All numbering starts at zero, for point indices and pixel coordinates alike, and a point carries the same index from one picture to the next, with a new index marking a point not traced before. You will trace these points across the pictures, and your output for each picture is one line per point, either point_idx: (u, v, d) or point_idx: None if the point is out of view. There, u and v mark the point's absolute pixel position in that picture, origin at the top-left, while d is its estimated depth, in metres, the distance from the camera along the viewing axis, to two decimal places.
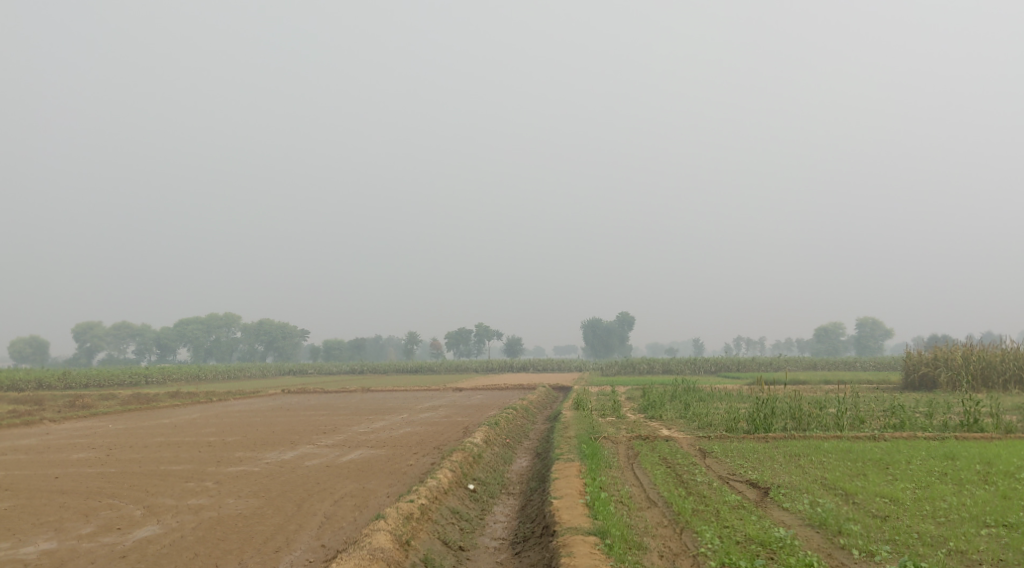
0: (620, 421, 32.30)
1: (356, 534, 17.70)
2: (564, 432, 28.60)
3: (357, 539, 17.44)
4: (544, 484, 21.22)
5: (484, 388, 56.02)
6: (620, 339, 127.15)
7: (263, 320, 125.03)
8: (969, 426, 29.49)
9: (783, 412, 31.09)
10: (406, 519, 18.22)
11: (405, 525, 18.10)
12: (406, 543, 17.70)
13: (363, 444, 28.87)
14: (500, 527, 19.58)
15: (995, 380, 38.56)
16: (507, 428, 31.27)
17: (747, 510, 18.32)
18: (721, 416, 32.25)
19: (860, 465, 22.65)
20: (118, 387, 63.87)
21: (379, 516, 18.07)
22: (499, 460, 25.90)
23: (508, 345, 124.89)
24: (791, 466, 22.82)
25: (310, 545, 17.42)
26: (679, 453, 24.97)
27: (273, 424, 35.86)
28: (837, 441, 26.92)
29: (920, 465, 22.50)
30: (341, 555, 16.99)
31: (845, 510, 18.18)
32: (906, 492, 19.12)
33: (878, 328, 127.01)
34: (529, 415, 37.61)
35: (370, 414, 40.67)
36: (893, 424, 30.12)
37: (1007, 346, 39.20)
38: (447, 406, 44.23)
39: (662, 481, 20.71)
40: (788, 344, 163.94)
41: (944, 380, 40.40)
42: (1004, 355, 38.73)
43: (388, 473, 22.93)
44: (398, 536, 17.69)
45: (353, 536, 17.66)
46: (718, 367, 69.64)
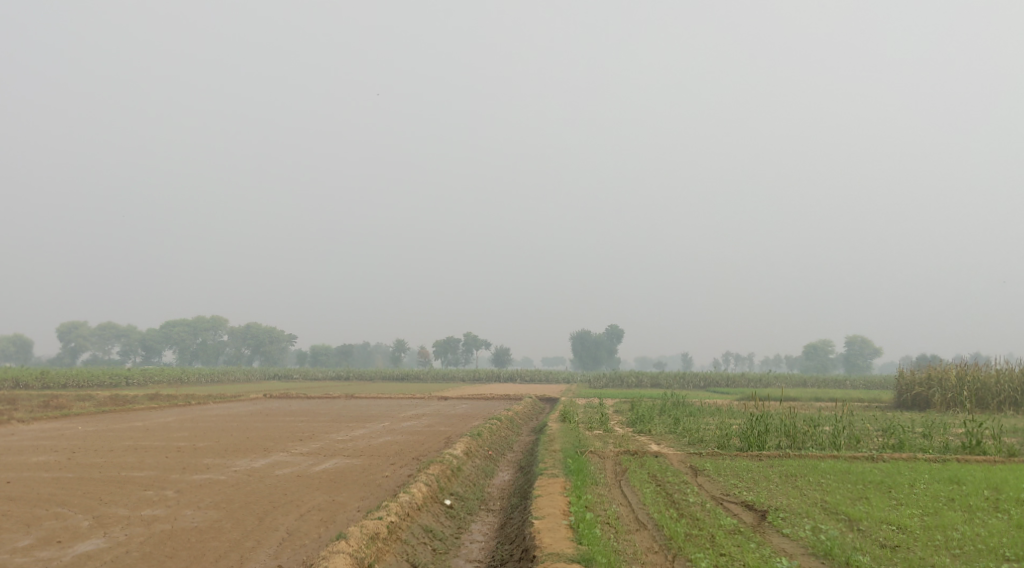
0: (607, 435, 31.03)
1: (316, 554, 16.32)
2: (549, 445, 27.27)
3: (316, 562, 16.03)
4: (525, 501, 19.84)
5: (470, 398, 54.57)
6: (609, 352, 126.01)
7: (250, 324, 123.33)
8: (970, 448, 28.14)
9: (777, 429, 29.75)
10: (371, 540, 16.81)
11: (369, 547, 16.68)
12: None
13: (339, 453, 27.48)
14: (476, 548, 18.20)
15: (990, 402, 37.39)
16: (490, 439, 29.96)
17: (744, 536, 16.99)
18: (713, 432, 30.92)
19: (862, 488, 21.31)
20: (97, 388, 62.15)
21: (342, 535, 16.67)
22: (480, 474, 24.56)
23: (497, 354, 123.55)
24: (788, 487, 21.50)
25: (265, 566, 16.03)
26: (670, 470, 23.65)
27: (249, 430, 34.47)
28: (833, 460, 25.61)
29: (924, 489, 21.22)
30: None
31: (851, 538, 16.88)
32: (914, 519, 17.81)
33: (866, 347, 126.07)
34: (514, 427, 36.28)
35: (351, 422, 39.26)
36: (891, 444, 28.77)
37: (1004, 367, 37.99)
38: (431, 415, 42.80)
39: (652, 501, 19.38)
40: (776, 360, 162.97)
41: (938, 401, 39.06)
42: (999, 376, 37.54)
43: (360, 485, 21.57)
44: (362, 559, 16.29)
45: (313, 556, 16.27)
46: (706, 382, 68.57)
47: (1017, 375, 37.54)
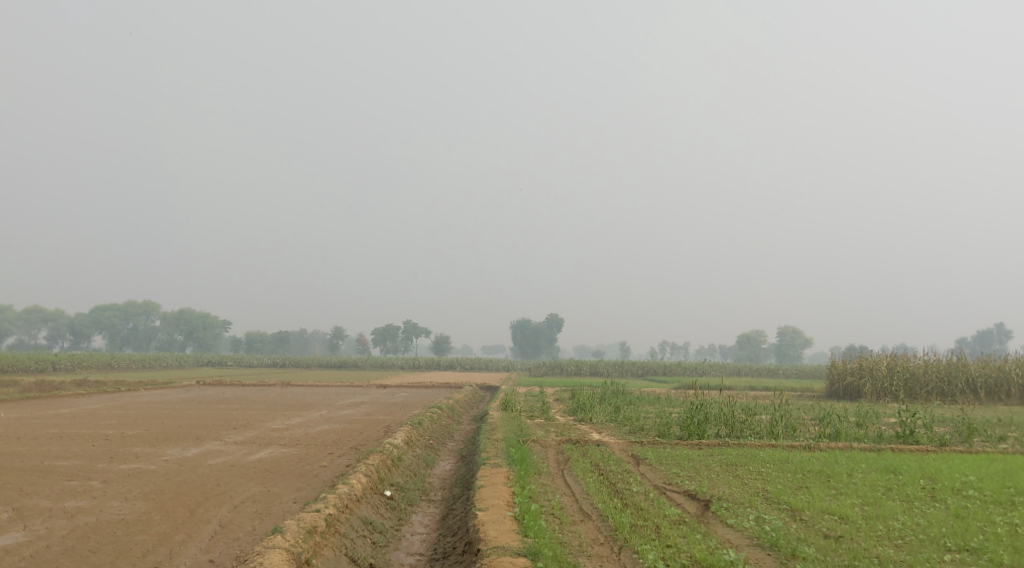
0: (549, 423, 30.73)
1: (250, 548, 15.75)
2: (491, 434, 26.89)
3: (249, 557, 15.45)
4: (469, 492, 19.43)
5: (409, 386, 54.00)
6: (548, 341, 126.18)
7: (183, 309, 120.94)
8: (903, 438, 28.35)
9: (716, 418, 29.75)
10: (308, 534, 16.25)
11: (306, 542, 16.11)
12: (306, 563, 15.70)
13: (275, 442, 26.83)
14: (417, 541, 17.74)
15: (919, 392, 37.94)
16: (430, 428, 29.50)
17: (689, 526, 16.80)
18: (653, 421, 30.84)
19: (801, 477, 21.31)
20: (21, 373, 60.23)
21: (277, 530, 16.09)
22: (420, 464, 24.10)
23: (436, 342, 122.95)
24: (729, 476, 21.41)
25: (195, 561, 15.41)
26: (612, 459, 23.41)
27: (181, 418, 33.58)
28: (772, 450, 25.57)
29: (863, 478, 21.19)
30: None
31: (794, 529, 16.77)
32: (855, 508, 17.75)
33: (798, 337, 128.11)
34: (455, 416, 35.85)
35: (288, 410, 38.50)
36: (827, 434, 28.91)
37: (934, 358, 38.52)
38: (369, 403, 42.22)
39: (596, 491, 19.10)
40: (711, 350, 164.90)
41: (868, 390, 39.47)
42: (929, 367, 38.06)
43: (297, 475, 20.99)
44: (298, 555, 15.75)
45: (246, 550, 15.69)
46: (645, 371, 68.88)
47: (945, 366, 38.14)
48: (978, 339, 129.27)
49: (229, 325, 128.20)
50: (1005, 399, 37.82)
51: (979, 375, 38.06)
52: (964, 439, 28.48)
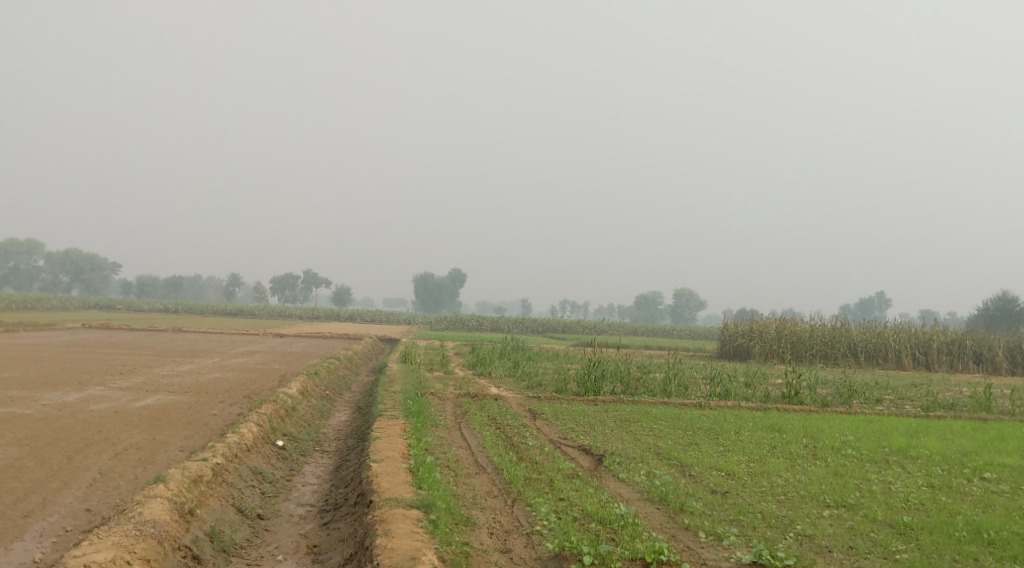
0: (447, 376, 30.62)
1: (129, 496, 15.25)
2: (388, 386, 26.64)
3: (129, 506, 14.97)
4: (363, 443, 19.19)
5: (306, 335, 53.30)
6: (449, 296, 126.05)
7: (69, 250, 116.84)
8: (789, 398, 29.07)
9: (611, 375, 30.05)
10: (192, 483, 15.82)
11: (190, 491, 15.69)
12: (189, 513, 15.30)
13: (163, 389, 26.12)
14: (308, 492, 17.47)
15: (805, 354, 39.01)
16: (326, 378, 29.09)
17: (582, 480, 16.91)
18: (550, 377, 31.01)
19: (691, 434, 21.64)
20: None
21: (160, 478, 15.61)
22: (315, 414, 23.76)
23: (336, 293, 121.61)
24: (622, 432, 21.63)
25: (70, 509, 14.84)
26: (509, 413, 23.44)
27: (63, 362, 32.44)
28: (664, 407, 25.95)
29: (750, 436, 21.64)
30: (104, 526, 14.51)
31: (683, 484, 17.04)
32: (742, 465, 18.07)
33: (693, 299, 130.75)
34: (352, 366, 35.51)
35: (178, 357, 37.56)
36: (717, 393, 29.48)
37: (821, 321, 39.63)
38: (264, 352, 41.48)
39: (491, 444, 19.08)
40: (609, 309, 167.19)
41: (757, 352, 40.42)
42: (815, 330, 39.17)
43: (185, 424, 20.45)
44: (180, 505, 15.30)
45: (126, 499, 15.19)
46: (544, 328, 69.41)
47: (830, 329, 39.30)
48: (862, 307, 134.21)
49: (120, 269, 124.38)
50: (884, 363, 39.24)
51: (861, 340, 39.37)
52: (845, 400, 29.39)
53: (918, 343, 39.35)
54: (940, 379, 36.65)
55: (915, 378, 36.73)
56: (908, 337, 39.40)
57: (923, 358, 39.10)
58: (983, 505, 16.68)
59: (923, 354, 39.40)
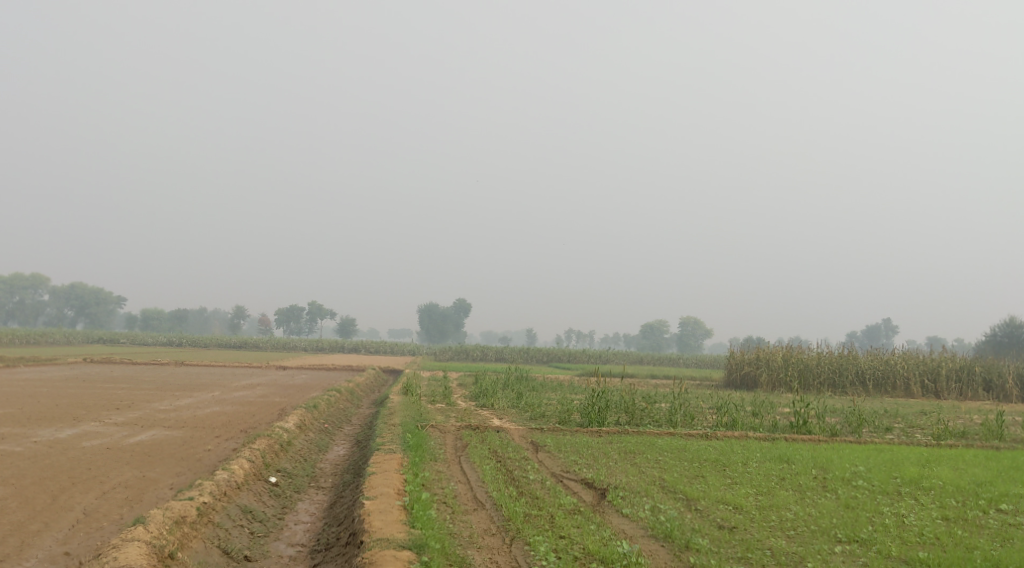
0: (449, 408, 30.06)
1: (109, 538, 14.82)
2: (388, 419, 26.09)
3: (108, 549, 14.53)
4: (359, 478, 18.63)
5: (309, 368, 52.83)
6: (454, 326, 125.46)
7: (74, 283, 116.62)
8: (798, 428, 28.40)
9: (616, 405, 29.45)
10: (176, 524, 15.34)
11: (173, 533, 15.21)
12: (170, 556, 14.82)
13: (159, 424, 25.68)
14: (300, 531, 16.91)
15: (812, 382, 38.41)
16: (326, 411, 28.56)
17: (584, 516, 16.34)
18: (554, 408, 30.44)
19: (698, 465, 21.05)
20: None
21: (142, 519, 15.15)
22: (312, 449, 23.23)
23: (341, 325, 121.15)
24: (626, 464, 21.05)
25: (49, 553, 14.44)
26: (511, 446, 22.88)
27: (60, 396, 31.99)
28: (670, 438, 25.37)
29: (758, 467, 21.01)
30: None
31: (689, 519, 16.45)
32: (750, 498, 17.45)
33: (699, 328, 130.10)
34: (353, 399, 34.94)
35: (178, 390, 37.11)
36: (724, 423, 28.86)
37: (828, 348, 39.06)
38: (266, 384, 41.02)
39: (491, 478, 18.51)
40: (615, 338, 166.60)
41: (764, 381, 39.77)
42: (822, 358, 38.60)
43: (177, 460, 19.98)
44: (160, 548, 14.79)
45: (106, 541, 14.75)
46: (549, 357, 68.86)
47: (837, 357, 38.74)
48: (868, 334, 133.48)
49: (124, 302, 124.09)
50: (893, 391, 38.59)
51: (869, 367, 38.73)
52: (854, 429, 28.75)
53: (927, 370, 38.74)
54: (950, 407, 35.98)
55: (925, 406, 36.06)
56: (916, 364, 38.79)
57: (932, 385, 38.47)
58: (1001, 538, 16.08)
59: (932, 381, 38.76)
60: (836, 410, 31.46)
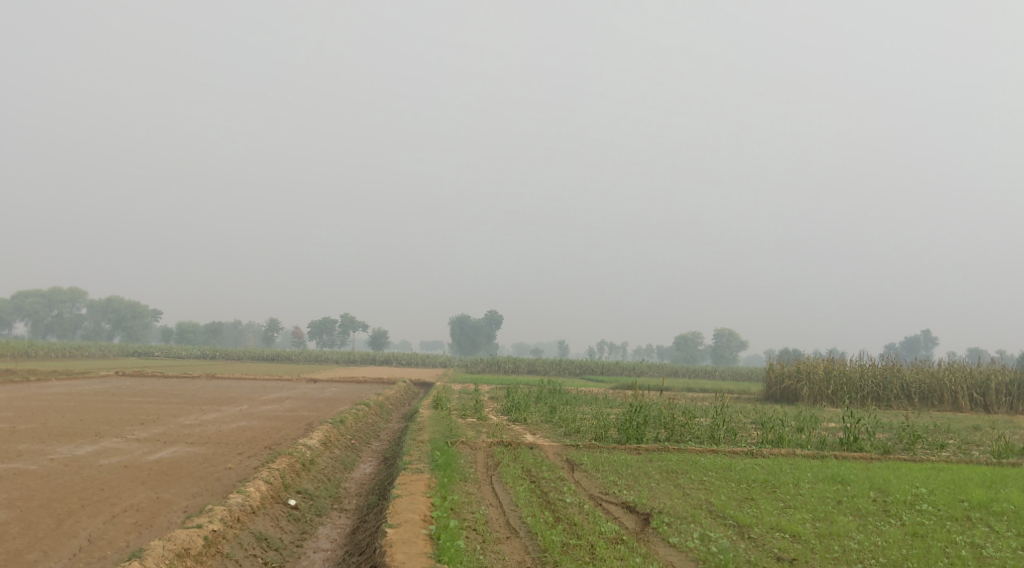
0: (481, 423, 28.80)
1: None
2: (417, 435, 24.91)
3: None
4: (384, 501, 17.42)
5: (340, 380, 51.90)
6: (487, 338, 124.30)
7: (111, 297, 116.86)
8: (848, 444, 26.78)
9: (654, 421, 28.06)
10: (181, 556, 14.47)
11: None
12: None
13: (182, 440, 24.69)
14: (318, 560, 15.87)
15: (855, 396, 36.86)
16: (354, 426, 27.41)
17: (627, 546, 15.09)
18: (590, 423, 29.10)
19: (746, 487, 19.65)
20: None
21: (143, 553, 14.37)
22: (338, 467, 22.11)
23: (373, 338, 120.38)
24: (669, 486, 19.69)
25: None
26: (545, 465, 21.58)
27: (85, 411, 31.16)
28: (714, 456, 24.00)
29: (811, 489, 19.54)
30: None
31: (743, 550, 15.15)
32: (807, 525, 16.09)
33: (733, 340, 128.09)
34: (382, 413, 33.81)
35: (206, 404, 36.23)
36: (769, 440, 27.36)
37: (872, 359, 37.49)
38: (296, 398, 40.09)
39: (525, 501, 17.26)
40: (648, 350, 164.85)
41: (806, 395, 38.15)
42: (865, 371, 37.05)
43: (195, 480, 19.05)
44: None
45: None
46: (583, 369, 67.57)
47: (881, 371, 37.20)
48: (907, 347, 130.83)
49: (159, 315, 124.14)
50: (940, 405, 36.85)
51: (915, 381, 37.04)
52: (907, 446, 27.12)
53: (976, 383, 36.98)
54: (1003, 422, 34.22)
55: (977, 421, 34.33)
56: (964, 376, 37.05)
57: (981, 399, 36.74)
58: None
59: (980, 395, 37.03)
60: (886, 426, 29.87)
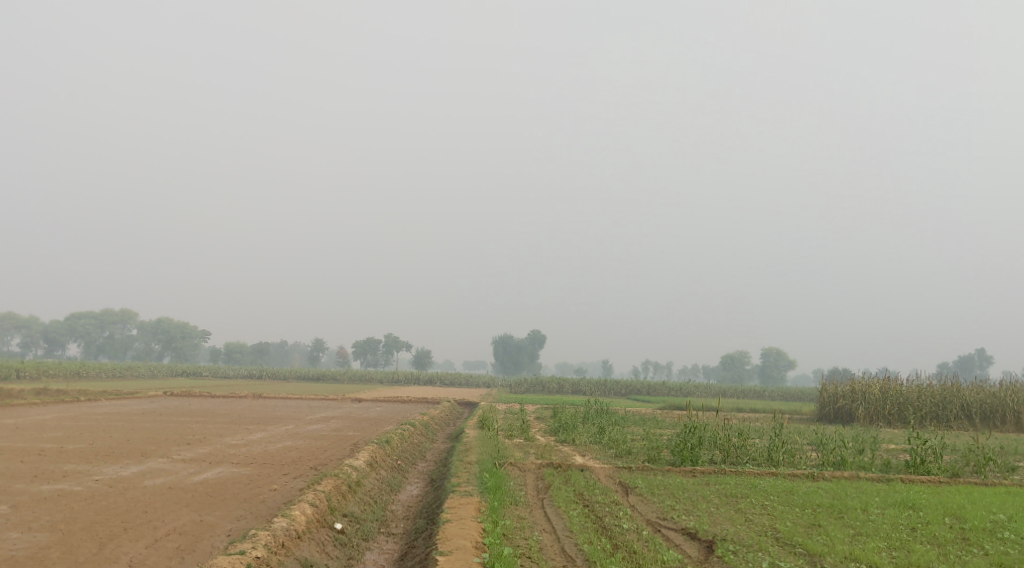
0: (528, 444, 28.04)
1: None
2: (464, 456, 24.23)
3: None
4: (433, 526, 16.79)
5: (386, 400, 51.40)
6: (531, 358, 123.43)
7: (161, 318, 117.79)
8: (914, 467, 25.64)
9: (709, 442, 27.08)
10: None
11: None
12: None
13: (227, 460, 24.23)
14: None
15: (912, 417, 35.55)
16: (400, 446, 26.80)
17: None
18: (642, 444, 28.21)
19: (811, 512, 18.75)
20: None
21: None
22: (384, 489, 21.54)
23: (417, 357, 120.05)
24: (730, 510, 18.84)
25: None
26: (598, 488, 20.79)
27: (132, 431, 30.84)
28: (774, 479, 23.06)
29: (880, 515, 18.57)
30: None
31: None
32: (883, 556, 15.25)
33: (781, 359, 125.90)
34: (428, 433, 33.12)
35: (252, 424, 35.79)
36: (829, 462, 26.30)
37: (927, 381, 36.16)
38: (341, 418, 39.55)
39: (581, 526, 16.56)
40: (694, 370, 162.87)
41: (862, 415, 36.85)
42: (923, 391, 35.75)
43: (239, 501, 18.60)
44: None
45: None
46: (628, 390, 66.47)
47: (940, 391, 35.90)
48: (961, 365, 127.76)
49: (208, 336, 124.91)
50: (1003, 425, 35.40)
51: (977, 400, 35.64)
52: (976, 469, 25.91)
53: None
54: None
55: None
56: None
57: None
58: None
59: None
60: (951, 446, 28.65)
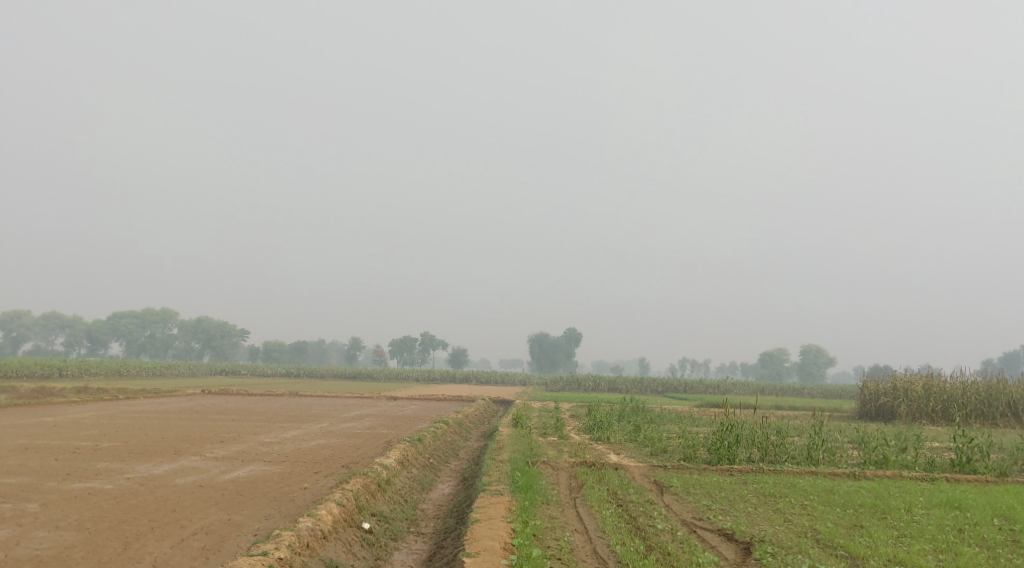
0: (562, 442, 27.61)
1: None
2: (497, 454, 23.88)
3: None
4: (461, 527, 16.52)
5: (421, 398, 51.10)
6: (567, 356, 122.84)
7: (201, 317, 118.58)
8: (960, 466, 24.93)
9: (746, 439, 26.48)
10: None
11: None
12: None
13: (259, 459, 24.07)
14: None
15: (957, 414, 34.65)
16: (433, 445, 26.48)
17: None
18: (678, 443, 27.65)
19: (852, 513, 18.19)
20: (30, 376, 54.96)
21: None
22: (415, 487, 21.25)
23: (453, 355, 119.85)
24: (768, 510, 18.33)
25: None
26: (632, 487, 20.36)
27: (166, 428, 30.77)
28: (813, 479, 22.49)
29: (925, 515, 17.98)
30: None
31: None
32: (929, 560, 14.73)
33: (821, 356, 124.19)
34: (462, 431, 32.76)
35: (287, 422, 35.66)
36: (871, 461, 25.63)
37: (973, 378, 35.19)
38: (376, 416, 39.34)
39: (613, 527, 16.17)
40: (732, 368, 161.38)
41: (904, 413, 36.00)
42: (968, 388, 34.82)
43: (268, 500, 18.42)
44: None
45: None
46: (665, 388, 65.73)
47: (986, 388, 34.95)
48: (1005, 363, 125.37)
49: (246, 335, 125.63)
50: None
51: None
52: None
53: None
54: None
55: None
56: None
57: None
58: None
59: None
60: (997, 445, 27.86)
